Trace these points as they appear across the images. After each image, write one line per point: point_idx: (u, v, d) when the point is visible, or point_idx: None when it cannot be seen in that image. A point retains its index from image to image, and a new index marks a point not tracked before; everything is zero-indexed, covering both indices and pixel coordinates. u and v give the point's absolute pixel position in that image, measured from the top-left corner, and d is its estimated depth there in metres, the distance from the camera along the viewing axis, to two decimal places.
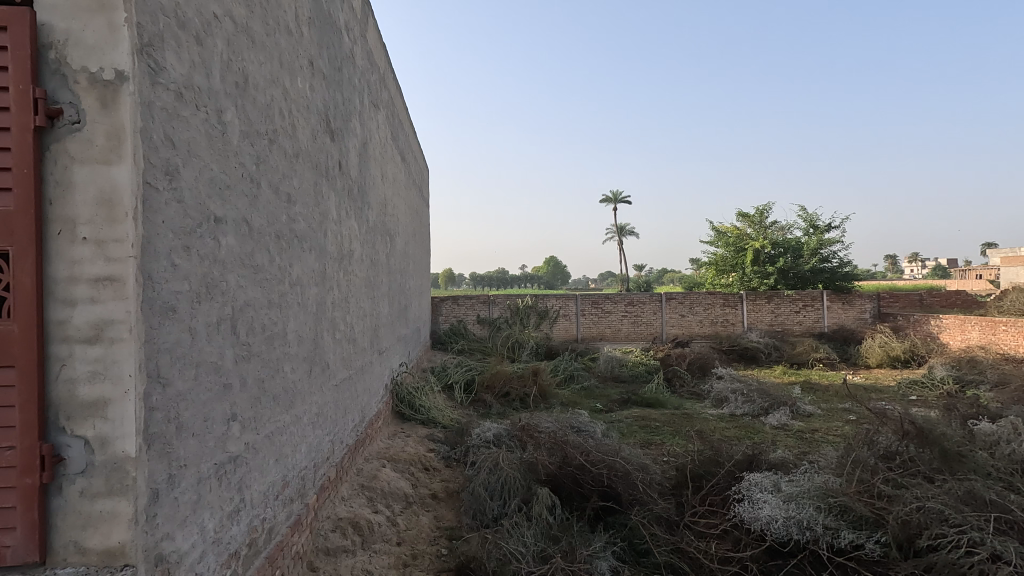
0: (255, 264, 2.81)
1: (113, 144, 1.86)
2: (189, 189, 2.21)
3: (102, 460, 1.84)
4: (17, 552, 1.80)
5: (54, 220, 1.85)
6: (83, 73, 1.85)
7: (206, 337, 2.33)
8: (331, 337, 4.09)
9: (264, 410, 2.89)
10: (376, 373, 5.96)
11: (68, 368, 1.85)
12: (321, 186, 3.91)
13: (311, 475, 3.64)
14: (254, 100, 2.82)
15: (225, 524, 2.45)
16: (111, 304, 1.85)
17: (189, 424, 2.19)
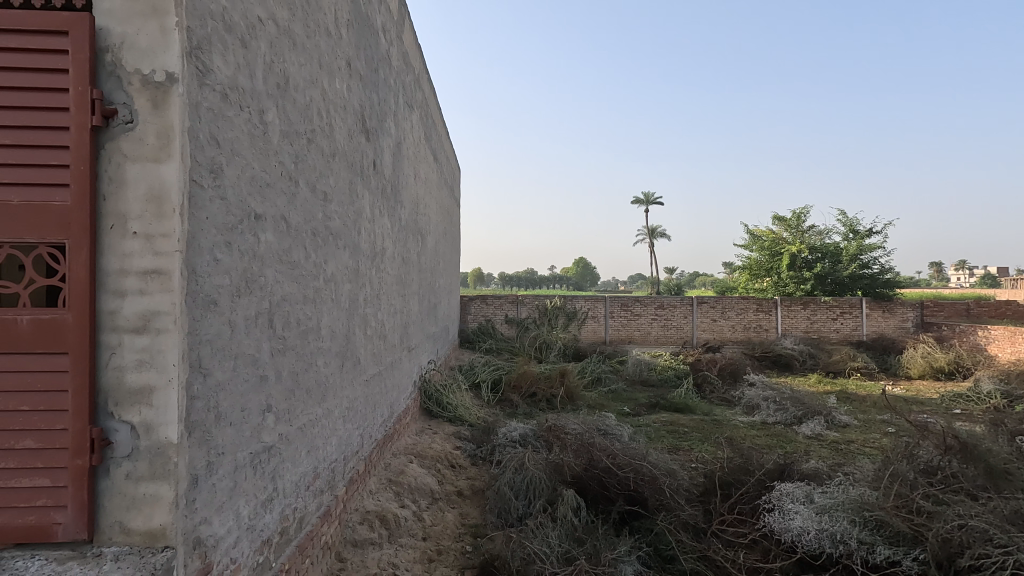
0: (292, 260, 2.89)
1: (162, 143, 1.94)
2: (232, 188, 2.28)
3: (147, 445, 1.93)
4: (67, 529, 1.91)
5: (107, 215, 1.94)
6: (136, 75, 1.94)
7: (244, 330, 2.41)
8: (362, 333, 4.17)
9: (298, 403, 2.97)
10: (405, 369, 6.04)
11: (117, 356, 1.94)
12: (355, 184, 3.99)
13: (341, 468, 3.72)
14: (294, 100, 2.90)
15: (259, 512, 2.53)
16: (158, 296, 1.94)
17: (227, 413, 2.26)
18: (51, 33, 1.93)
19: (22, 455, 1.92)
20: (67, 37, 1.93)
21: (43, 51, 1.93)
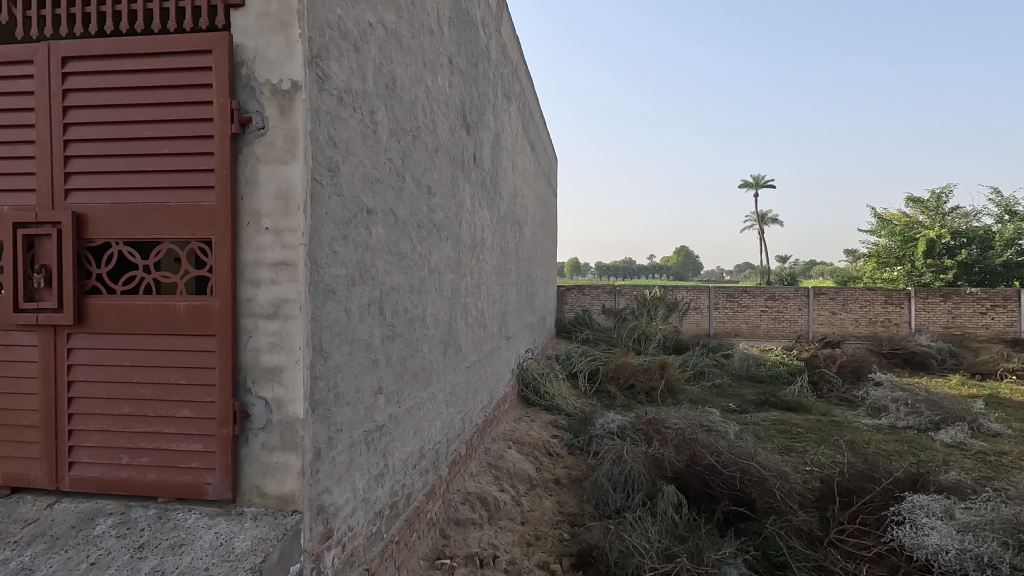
0: (400, 252, 3.05)
1: (288, 146, 2.14)
2: (347, 185, 2.45)
3: (279, 419, 2.16)
4: (216, 489, 2.18)
5: (245, 212, 2.18)
6: (267, 85, 2.15)
7: (359, 317, 2.59)
8: (463, 322, 4.32)
9: (405, 386, 3.15)
10: (504, 357, 6.18)
11: (254, 339, 2.18)
12: (457, 177, 4.12)
13: (444, 450, 3.90)
14: (401, 99, 3.05)
15: (372, 485, 2.73)
16: (286, 285, 2.14)
17: (345, 393, 2.46)
18: (198, 52, 2.19)
19: (181, 422, 2.22)
20: (211, 55, 2.17)
21: (192, 69, 2.19)
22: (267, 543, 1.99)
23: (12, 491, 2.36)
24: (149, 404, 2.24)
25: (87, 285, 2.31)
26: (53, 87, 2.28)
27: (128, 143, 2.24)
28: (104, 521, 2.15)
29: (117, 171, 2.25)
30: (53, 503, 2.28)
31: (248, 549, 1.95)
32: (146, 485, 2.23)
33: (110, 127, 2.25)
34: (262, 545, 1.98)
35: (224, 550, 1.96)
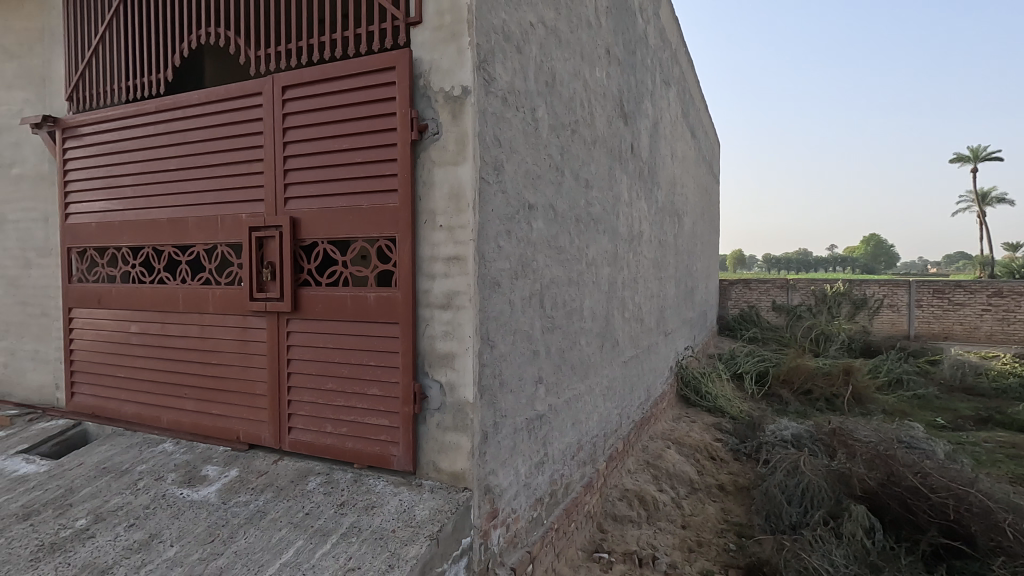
0: (559, 245, 3.10)
1: (459, 148, 2.30)
2: (510, 181, 2.56)
3: (451, 402, 2.34)
4: (399, 461, 2.43)
5: (423, 212, 2.39)
6: (441, 93, 2.33)
7: (521, 308, 2.69)
8: (620, 316, 4.25)
9: (564, 378, 3.20)
10: (662, 353, 5.96)
11: (430, 327, 2.39)
12: (614, 169, 4.07)
13: (601, 443, 3.89)
14: (560, 95, 3.09)
15: (533, 472, 2.82)
16: (458, 278, 2.31)
17: (509, 381, 2.57)
18: (384, 69, 2.45)
19: (371, 399, 2.51)
20: (394, 71, 2.42)
21: (379, 85, 2.46)
22: (442, 515, 2.17)
23: (249, 447, 2.89)
24: (347, 382, 2.57)
25: (301, 279, 2.72)
26: (276, 113, 2.73)
27: (330, 156, 2.59)
28: (314, 479, 2.53)
29: (322, 181, 2.61)
30: (277, 460, 2.75)
31: (427, 518, 2.16)
32: (345, 452, 2.57)
33: (317, 143, 2.63)
34: (439, 515, 2.17)
35: (407, 516, 2.19)
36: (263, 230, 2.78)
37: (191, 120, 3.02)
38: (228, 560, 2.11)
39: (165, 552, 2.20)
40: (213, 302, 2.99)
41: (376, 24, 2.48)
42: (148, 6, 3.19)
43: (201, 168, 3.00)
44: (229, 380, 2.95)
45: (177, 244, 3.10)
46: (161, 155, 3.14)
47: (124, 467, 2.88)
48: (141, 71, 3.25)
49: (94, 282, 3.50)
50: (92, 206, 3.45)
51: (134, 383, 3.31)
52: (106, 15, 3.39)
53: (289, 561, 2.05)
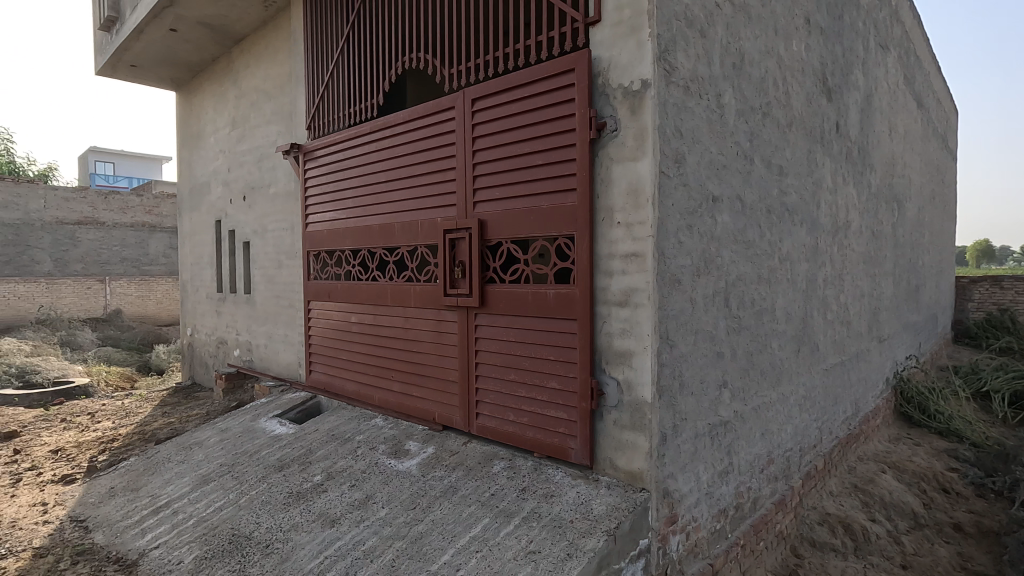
0: (747, 239, 2.85)
1: (638, 142, 2.27)
2: (693, 174, 2.44)
3: (629, 400, 2.33)
4: (576, 454, 2.50)
5: (601, 210, 2.42)
6: (620, 89, 2.34)
7: (704, 307, 2.54)
8: (821, 318, 3.77)
9: (752, 383, 2.93)
10: (875, 362, 5.14)
11: (608, 324, 2.42)
12: (815, 153, 3.61)
13: (796, 459, 3.50)
14: (750, 76, 2.84)
15: (717, 481, 2.65)
16: (636, 275, 2.29)
17: (689, 383, 2.45)
18: (563, 72, 2.53)
19: (550, 391, 2.61)
20: (573, 73, 2.48)
21: (559, 88, 2.55)
22: (620, 512, 2.17)
23: (443, 428, 3.21)
24: (528, 374, 2.71)
25: (487, 276, 2.94)
26: (467, 125, 2.99)
27: (513, 160, 2.75)
28: (498, 463, 2.72)
29: (506, 184, 2.79)
30: (466, 441, 3.01)
31: (604, 514, 2.18)
32: (526, 441, 2.71)
33: (501, 149, 2.81)
34: (616, 513, 2.18)
35: (584, 509, 2.24)
36: (455, 232, 3.06)
37: (397, 137, 3.46)
38: (427, 527, 2.38)
39: (379, 511, 2.57)
40: (413, 297, 3.39)
41: (556, 29, 2.57)
42: (365, 43, 3.73)
43: (406, 179, 3.41)
44: (427, 367, 3.31)
45: (386, 246, 3.58)
46: (375, 170, 3.65)
47: (348, 436, 3.41)
48: (360, 100, 3.81)
49: (325, 279, 4.21)
50: (325, 216, 4.14)
51: (354, 365, 3.89)
52: (335, 55, 4.04)
53: (477, 535, 2.24)
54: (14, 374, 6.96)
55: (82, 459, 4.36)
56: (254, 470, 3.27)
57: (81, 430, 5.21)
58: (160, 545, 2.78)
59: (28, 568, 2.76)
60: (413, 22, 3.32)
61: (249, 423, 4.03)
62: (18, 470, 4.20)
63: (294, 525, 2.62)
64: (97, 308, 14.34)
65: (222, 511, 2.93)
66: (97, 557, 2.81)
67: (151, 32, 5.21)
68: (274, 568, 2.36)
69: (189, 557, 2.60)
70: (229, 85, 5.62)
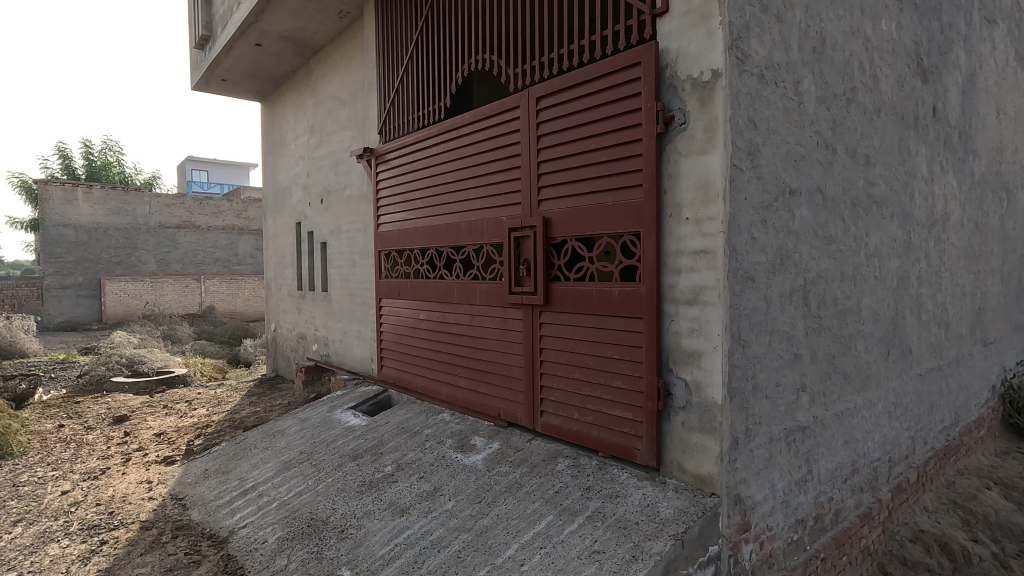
0: (829, 235, 2.65)
1: (708, 135, 2.20)
2: (768, 166, 2.29)
3: (698, 401, 2.28)
4: (643, 455, 2.46)
5: (668, 205, 2.37)
6: (688, 80, 2.28)
7: (780, 306, 2.38)
8: (914, 319, 3.47)
9: (834, 388, 2.73)
10: (979, 367, 4.66)
11: (675, 323, 2.37)
12: (907, 140, 3.33)
13: (885, 470, 3.25)
14: (832, 60, 2.65)
15: (794, 490, 2.49)
16: (705, 272, 2.23)
17: (764, 386, 2.31)
18: (629, 67, 2.48)
19: (615, 391, 2.58)
20: (640, 66, 2.44)
21: (625, 82, 2.51)
22: (688, 517, 2.12)
23: (508, 425, 3.24)
24: (593, 373, 2.69)
25: (552, 274, 2.94)
26: (531, 123, 3.00)
27: (578, 157, 2.73)
28: (563, 461, 2.72)
29: (571, 181, 2.78)
30: (531, 439, 3.02)
31: (671, 517, 2.13)
32: (591, 440, 2.69)
33: (566, 146, 2.80)
34: (684, 517, 2.13)
35: (650, 511, 2.20)
36: (520, 231, 3.09)
37: (464, 138, 3.53)
38: (492, 521, 2.41)
39: (446, 503, 2.64)
40: (479, 295, 3.45)
41: (622, 22, 2.53)
42: (433, 47, 3.84)
43: (472, 179, 3.47)
44: (492, 364, 3.36)
45: (453, 245, 3.66)
46: (442, 171, 3.74)
47: (416, 429, 3.52)
48: (428, 103, 3.92)
49: (396, 277, 4.36)
50: (395, 216, 4.29)
51: (422, 361, 4.01)
52: (405, 61, 4.18)
53: (540, 532, 2.25)
54: (125, 363, 7.72)
55: (181, 442, 4.77)
56: (330, 459, 3.45)
57: (181, 416, 5.70)
58: (248, 525, 2.99)
59: (136, 538, 3.06)
60: (478, 24, 3.38)
61: (325, 414, 4.25)
62: (129, 450, 4.66)
63: (367, 512, 2.74)
64: (193, 304, 15.61)
65: (302, 495, 3.12)
66: (194, 532, 3.08)
67: (239, 48, 5.61)
68: (348, 552, 2.49)
69: (272, 537, 2.79)
70: (308, 95, 5.95)
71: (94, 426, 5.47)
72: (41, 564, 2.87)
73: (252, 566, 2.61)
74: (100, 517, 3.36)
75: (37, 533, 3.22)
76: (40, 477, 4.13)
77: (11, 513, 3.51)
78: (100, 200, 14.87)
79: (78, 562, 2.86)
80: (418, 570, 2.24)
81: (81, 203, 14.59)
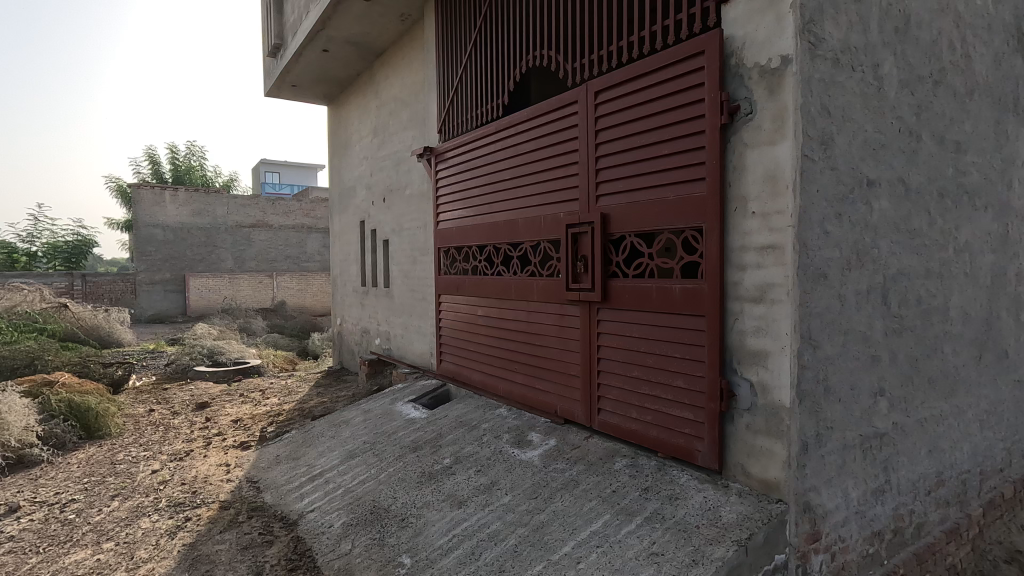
0: (913, 228, 2.47)
1: (777, 125, 2.11)
2: (843, 155, 2.15)
3: (765, 404, 2.19)
4: (704, 457, 2.39)
5: (734, 199, 2.28)
6: (756, 68, 2.19)
7: (856, 304, 2.24)
8: (1012, 319, 3.17)
9: (917, 392, 2.54)
10: None
11: (740, 321, 2.28)
12: (1004, 123, 3.04)
13: (976, 483, 2.99)
14: (918, 40, 2.46)
15: (870, 500, 2.34)
16: (773, 269, 2.14)
17: (837, 390, 2.17)
18: (692, 57, 2.41)
19: (676, 390, 2.51)
20: (703, 56, 2.36)
21: (688, 73, 2.43)
22: (753, 523, 2.04)
23: (565, 421, 3.23)
24: (652, 371, 2.64)
25: (610, 270, 2.90)
26: (590, 118, 2.97)
27: (637, 151, 2.68)
28: (621, 460, 2.68)
29: (630, 176, 2.73)
30: (588, 436, 3.00)
31: (735, 522, 2.06)
32: (649, 440, 2.64)
33: (625, 140, 2.75)
34: (748, 523, 2.05)
35: (713, 515, 2.13)
36: (578, 227, 3.07)
37: (521, 135, 3.54)
38: (548, 517, 2.42)
39: (502, 498, 2.66)
40: (536, 291, 3.45)
41: (683, 11, 2.46)
42: (491, 46, 3.87)
43: (530, 176, 3.48)
44: (549, 360, 3.36)
45: (511, 242, 3.68)
46: (500, 169, 3.77)
47: (474, 423, 3.57)
48: (486, 101, 3.96)
49: (454, 274, 4.44)
50: (454, 214, 4.37)
51: (480, 356, 4.07)
52: (463, 60, 4.24)
53: (597, 530, 2.23)
54: (206, 353, 8.29)
55: (255, 429, 5.07)
56: (392, 450, 3.56)
57: (255, 404, 6.06)
58: (316, 509, 3.14)
59: (216, 517, 3.28)
60: (537, 20, 3.37)
61: (387, 406, 4.39)
62: (209, 434, 5.00)
63: (426, 502, 2.82)
64: (266, 299, 16.50)
65: (365, 484, 3.24)
66: (267, 513, 3.26)
67: (307, 54, 5.88)
68: (408, 541, 2.56)
69: (337, 522, 2.91)
70: (371, 96, 6.14)
71: (179, 411, 5.91)
72: (134, 535, 3.14)
73: (319, 549, 2.74)
74: (185, 496, 3.63)
75: (131, 508, 3.51)
76: (134, 457, 4.51)
77: (109, 488, 3.86)
78: (184, 202, 16.00)
79: (166, 536, 3.10)
80: (476, 562, 2.28)
81: (169, 204, 15.75)
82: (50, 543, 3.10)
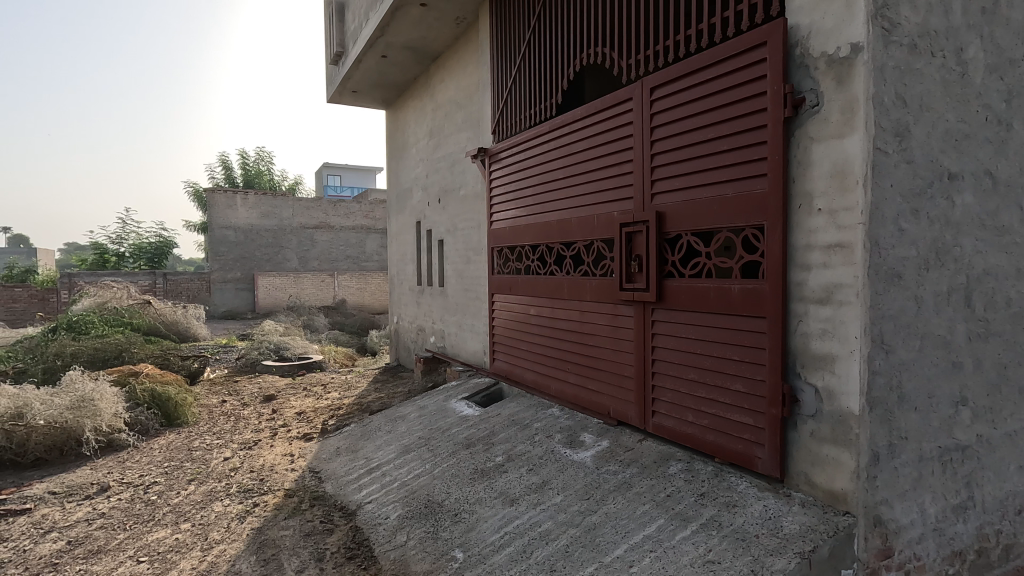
0: (1002, 225, 2.26)
1: (847, 117, 2.00)
2: (921, 148, 2.01)
3: (831, 410, 2.09)
4: (765, 464, 2.31)
5: (798, 195, 2.19)
6: (823, 58, 2.08)
7: (934, 307, 2.09)
8: None
9: (1007, 403, 2.33)
10: None
11: (804, 323, 2.19)
12: None
13: None
14: (1009, 19, 2.25)
15: (950, 517, 2.18)
16: (841, 269, 2.03)
17: (912, 397, 2.04)
18: (754, 48, 2.32)
19: (735, 394, 2.43)
20: (765, 47, 2.27)
21: (749, 65, 2.35)
22: (817, 535, 1.95)
23: (618, 423, 3.19)
24: (709, 374, 2.57)
25: (665, 270, 2.84)
26: (645, 116, 2.92)
27: (694, 147, 2.62)
28: (676, 463, 2.62)
29: (687, 173, 2.66)
30: (641, 438, 2.95)
31: (797, 534, 1.97)
32: (706, 445, 2.57)
33: (682, 136, 2.69)
34: (812, 535, 1.96)
35: (774, 524, 2.05)
36: (632, 226, 3.02)
37: (575, 134, 3.53)
38: (601, 519, 2.40)
39: (554, 497, 2.66)
40: (589, 290, 3.43)
41: (743, 1, 2.38)
42: (545, 46, 3.87)
43: (583, 175, 3.46)
44: (602, 360, 3.33)
45: (563, 241, 3.67)
46: (554, 168, 3.77)
47: (526, 422, 3.59)
48: (539, 100, 3.98)
49: (507, 273, 4.47)
50: (507, 214, 4.40)
51: (533, 355, 4.08)
52: (517, 61, 4.26)
53: (650, 535, 2.19)
54: (273, 348, 8.72)
55: (317, 422, 5.29)
56: (446, 446, 3.63)
57: (317, 398, 6.32)
58: (373, 501, 3.25)
59: (281, 504, 3.45)
60: (591, 17, 3.35)
61: (441, 403, 4.48)
62: (276, 425, 5.27)
63: (479, 499, 2.85)
64: (328, 297, 17.14)
65: (420, 478, 3.32)
66: (327, 503, 3.40)
67: (367, 60, 6.08)
68: (461, 536, 2.61)
69: (393, 514, 3.00)
70: (427, 99, 6.28)
71: (248, 402, 6.25)
72: (208, 518, 3.35)
73: (376, 539, 2.83)
74: (253, 483, 3.84)
75: (205, 492, 3.76)
76: (208, 444, 4.81)
77: (186, 473, 4.14)
78: (253, 204, 16.91)
79: (236, 520, 3.29)
80: (527, 560, 2.29)
81: (240, 207, 16.71)
82: (135, 521, 3.37)
